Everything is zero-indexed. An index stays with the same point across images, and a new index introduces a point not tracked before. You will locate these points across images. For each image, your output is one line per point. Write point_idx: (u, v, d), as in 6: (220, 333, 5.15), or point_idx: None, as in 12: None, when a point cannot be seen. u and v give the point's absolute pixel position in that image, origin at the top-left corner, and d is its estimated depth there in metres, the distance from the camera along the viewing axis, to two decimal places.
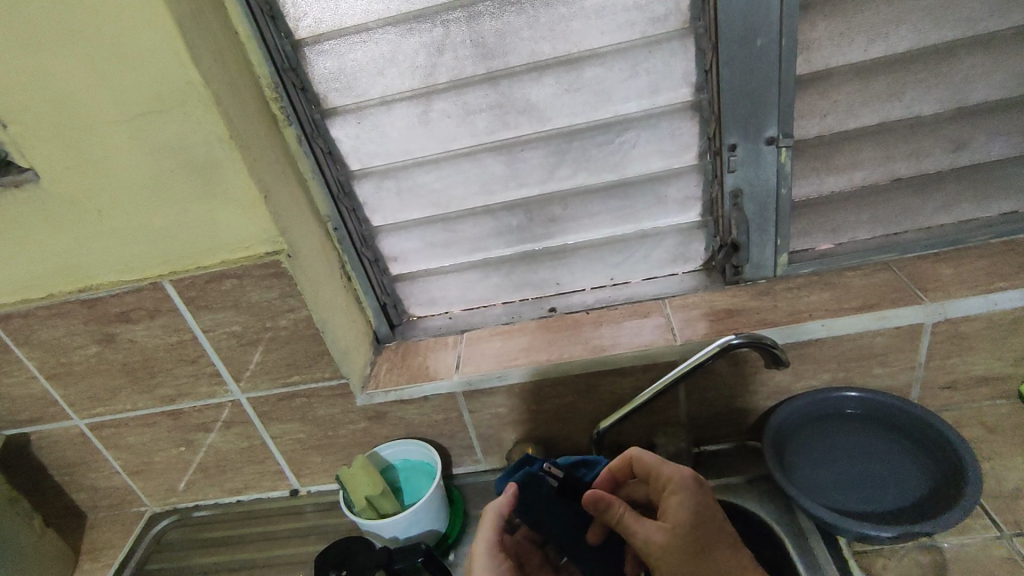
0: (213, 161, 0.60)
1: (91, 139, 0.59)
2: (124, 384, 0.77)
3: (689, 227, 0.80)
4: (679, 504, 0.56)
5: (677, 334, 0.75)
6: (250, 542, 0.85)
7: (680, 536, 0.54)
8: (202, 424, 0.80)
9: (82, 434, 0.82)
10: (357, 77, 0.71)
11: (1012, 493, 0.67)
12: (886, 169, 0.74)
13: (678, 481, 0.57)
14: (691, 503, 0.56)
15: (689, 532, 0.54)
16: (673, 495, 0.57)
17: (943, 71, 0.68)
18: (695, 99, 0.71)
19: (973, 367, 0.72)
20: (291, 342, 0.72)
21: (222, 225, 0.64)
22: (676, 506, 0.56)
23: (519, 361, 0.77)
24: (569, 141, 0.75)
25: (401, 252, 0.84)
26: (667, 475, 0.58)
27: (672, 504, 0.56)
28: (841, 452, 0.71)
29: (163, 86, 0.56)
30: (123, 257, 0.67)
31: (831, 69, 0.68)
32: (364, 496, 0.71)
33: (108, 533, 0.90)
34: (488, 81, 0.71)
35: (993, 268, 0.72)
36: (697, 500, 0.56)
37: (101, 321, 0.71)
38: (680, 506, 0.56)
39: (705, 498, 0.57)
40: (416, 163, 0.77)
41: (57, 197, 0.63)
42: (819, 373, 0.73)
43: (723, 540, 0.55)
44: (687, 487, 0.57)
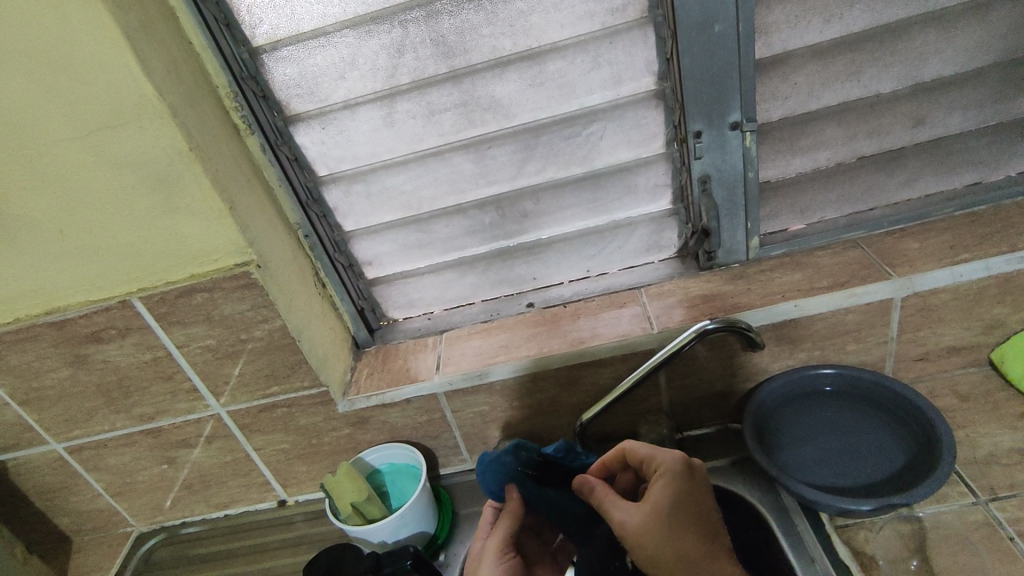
0: (174, 175, 0.60)
1: (46, 159, 0.58)
2: (101, 405, 0.76)
3: (661, 216, 0.81)
4: (660, 486, 0.54)
5: (653, 323, 0.75)
6: (240, 555, 0.85)
7: (654, 522, 0.53)
8: (183, 441, 0.80)
9: (61, 459, 0.81)
10: (318, 82, 0.70)
11: (986, 459, 0.68)
12: (850, 147, 0.75)
13: (662, 465, 0.56)
14: (670, 487, 0.54)
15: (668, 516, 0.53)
16: (658, 479, 0.55)
17: (900, 48, 0.69)
18: (658, 88, 0.72)
19: (944, 338, 0.74)
20: (267, 353, 0.72)
21: (188, 239, 0.63)
22: (656, 488, 0.54)
23: (499, 359, 0.77)
24: (536, 137, 0.75)
25: (375, 255, 0.83)
26: (657, 461, 0.57)
27: (656, 486, 0.55)
28: (819, 430, 0.72)
29: (115, 100, 0.55)
30: (90, 276, 0.66)
31: (790, 52, 0.69)
32: (350, 502, 0.70)
33: (96, 556, 0.89)
34: (451, 80, 0.71)
35: (958, 240, 0.73)
36: (682, 484, 0.54)
37: (71, 343, 0.70)
38: (660, 488, 0.54)
39: (689, 484, 0.55)
40: (384, 166, 0.76)
41: (16, 219, 0.61)
42: (795, 353, 0.74)
43: (702, 525, 0.53)
44: (671, 473, 0.55)
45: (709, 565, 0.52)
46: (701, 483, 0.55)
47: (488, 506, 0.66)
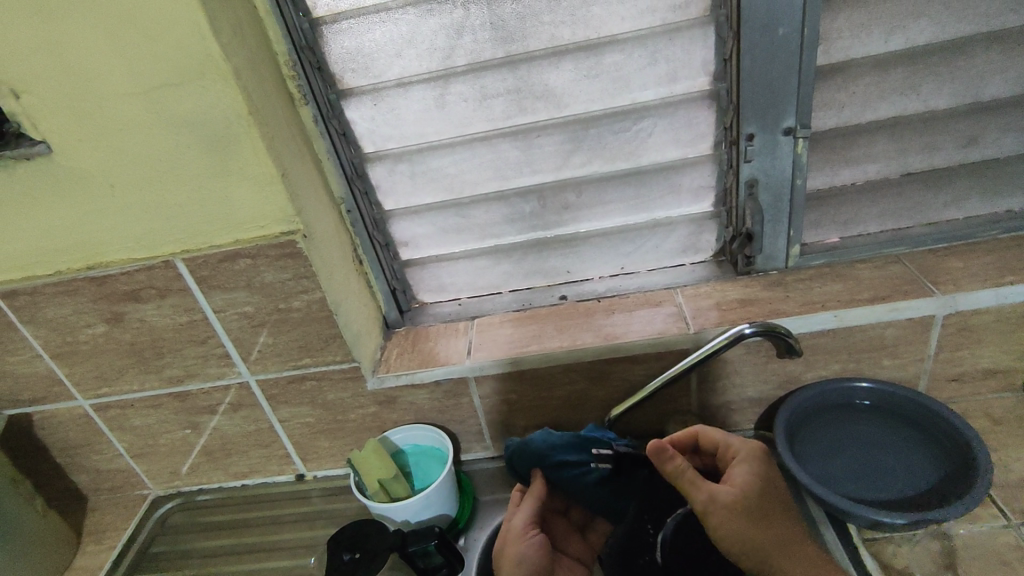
0: (231, 137, 0.60)
1: (107, 113, 0.58)
2: (131, 364, 0.76)
3: (702, 217, 0.81)
4: (745, 470, 0.61)
5: (689, 323, 0.75)
6: (255, 526, 0.85)
7: (745, 501, 0.58)
8: (209, 407, 0.80)
9: (86, 416, 0.81)
10: (374, 58, 0.70)
11: (1018, 483, 0.68)
12: (899, 162, 0.75)
13: (743, 450, 0.62)
14: (755, 472, 0.61)
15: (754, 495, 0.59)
16: (741, 464, 0.61)
17: (960, 65, 0.69)
18: (713, 88, 0.71)
19: (981, 359, 0.73)
20: (303, 324, 0.72)
21: (238, 203, 0.64)
22: (743, 471, 0.61)
23: (531, 348, 0.77)
24: (585, 128, 0.75)
25: (412, 236, 0.83)
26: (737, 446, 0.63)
27: (742, 468, 0.61)
28: (849, 443, 0.71)
29: (182, 58, 0.55)
30: (135, 234, 0.66)
31: (850, 60, 0.69)
32: (376, 479, 0.72)
33: (111, 516, 0.89)
34: (507, 65, 0.71)
35: (1003, 262, 0.73)
36: (763, 468, 0.61)
37: (110, 300, 0.70)
38: (746, 470, 0.61)
39: (769, 468, 0.62)
40: (430, 147, 0.76)
41: (69, 171, 0.62)
42: (829, 363, 0.74)
43: (782, 510, 0.59)
44: (754, 458, 0.61)
45: (788, 546, 0.57)
46: (776, 471, 0.62)
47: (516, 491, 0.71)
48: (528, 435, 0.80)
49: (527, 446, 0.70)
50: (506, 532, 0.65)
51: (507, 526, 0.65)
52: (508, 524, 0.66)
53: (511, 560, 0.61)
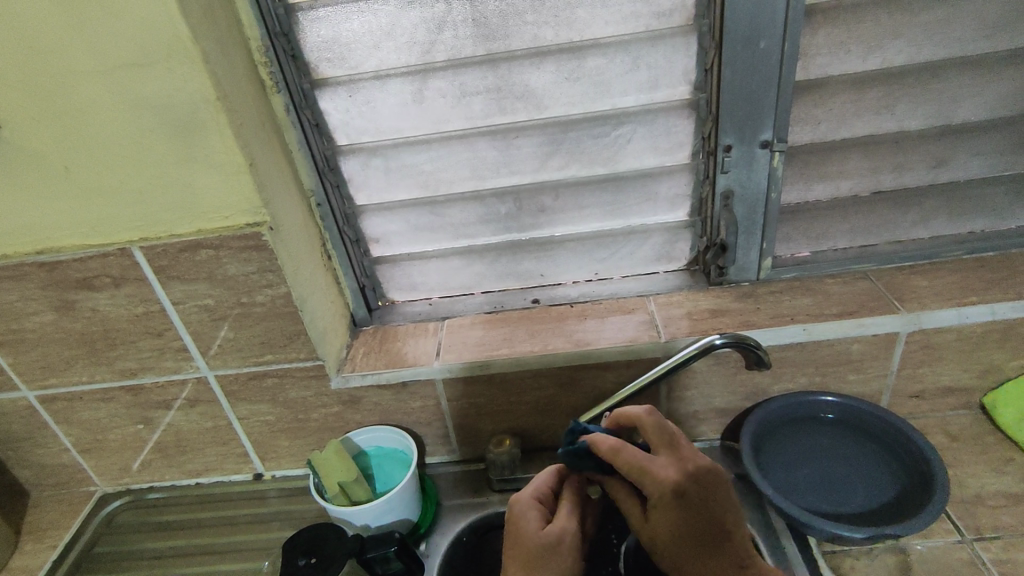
0: (197, 123, 0.57)
1: (64, 90, 0.55)
2: (81, 355, 0.72)
3: (676, 226, 0.81)
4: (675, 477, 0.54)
5: (660, 332, 0.75)
6: (209, 527, 0.82)
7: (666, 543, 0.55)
8: (163, 401, 0.76)
9: (31, 407, 0.77)
10: (351, 48, 0.68)
11: (973, 499, 0.69)
12: (871, 180, 0.76)
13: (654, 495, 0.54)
14: (669, 516, 0.54)
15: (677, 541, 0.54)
16: (656, 510, 0.54)
17: (932, 88, 0.70)
18: (693, 98, 0.71)
19: (941, 377, 0.75)
20: (267, 319, 0.69)
21: (202, 192, 0.61)
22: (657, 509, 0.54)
23: (501, 351, 0.76)
24: (564, 131, 0.74)
25: (384, 233, 0.81)
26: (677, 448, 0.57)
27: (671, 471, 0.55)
28: (812, 455, 0.72)
29: (146, 35, 0.53)
30: (89, 219, 0.62)
31: (828, 77, 0.69)
32: (337, 482, 0.70)
33: (54, 513, 0.85)
34: (488, 63, 0.69)
35: (965, 283, 0.74)
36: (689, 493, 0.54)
37: (60, 287, 0.67)
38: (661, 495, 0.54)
39: (696, 493, 0.54)
40: (407, 143, 0.74)
41: (20, 150, 0.58)
42: (796, 376, 0.75)
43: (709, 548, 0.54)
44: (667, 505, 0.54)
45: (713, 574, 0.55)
46: (713, 501, 0.54)
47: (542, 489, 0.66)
48: (494, 439, 0.79)
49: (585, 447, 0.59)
50: (555, 544, 0.59)
51: (560, 536, 0.59)
52: (560, 534, 0.60)
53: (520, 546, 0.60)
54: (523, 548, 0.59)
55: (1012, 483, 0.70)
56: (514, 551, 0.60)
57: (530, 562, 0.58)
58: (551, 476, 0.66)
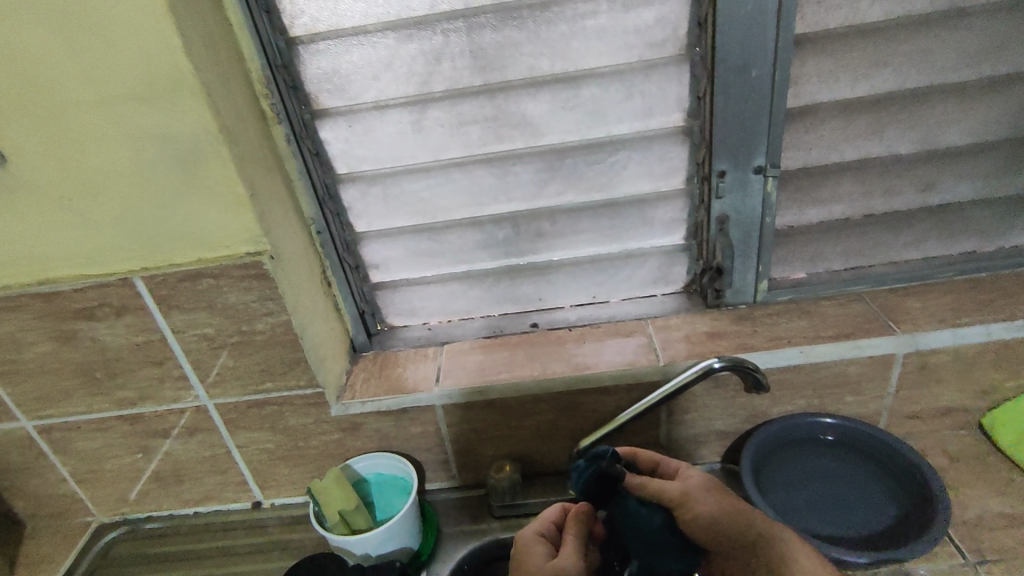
0: (199, 154, 0.58)
1: (70, 125, 0.56)
2: (80, 385, 0.72)
3: (673, 250, 0.81)
4: (695, 475, 0.63)
5: (658, 355, 0.75)
6: (207, 557, 0.81)
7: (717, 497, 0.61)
8: (162, 430, 0.76)
9: (29, 437, 0.77)
10: (351, 79, 0.69)
11: (974, 521, 0.69)
12: (863, 203, 0.77)
13: (690, 492, 0.60)
14: (710, 504, 0.59)
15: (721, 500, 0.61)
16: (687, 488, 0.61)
17: (920, 113, 0.72)
18: (686, 124, 0.73)
19: (938, 398, 0.75)
20: (266, 348, 0.70)
21: (203, 222, 0.62)
22: (697, 505, 0.59)
23: (501, 376, 0.76)
24: (561, 158, 0.75)
25: (382, 259, 0.82)
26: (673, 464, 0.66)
27: (693, 474, 0.63)
28: (812, 477, 0.72)
29: (151, 72, 0.54)
30: (91, 249, 0.63)
31: (818, 104, 0.71)
32: (337, 510, 0.69)
33: (50, 544, 0.84)
34: (485, 93, 0.71)
35: (959, 304, 0.75)
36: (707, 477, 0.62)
37: (60, 317, 0.67)
38: (692, 486, 0.61)
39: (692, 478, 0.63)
40: (405, 171, 0.75)
41: (23, 182, 0.59)
42: (795, 399, 0.75)
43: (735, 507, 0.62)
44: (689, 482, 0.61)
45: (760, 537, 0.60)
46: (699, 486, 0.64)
47: (546, 522, 0.64)
48: (494, 465, 0.79)
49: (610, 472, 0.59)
50: (557, 574, 0.57)
51: (564, 567, 0.57)
52: (562, 565, 0.57)
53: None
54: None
55: (1013, 505, 0.70)
56: None
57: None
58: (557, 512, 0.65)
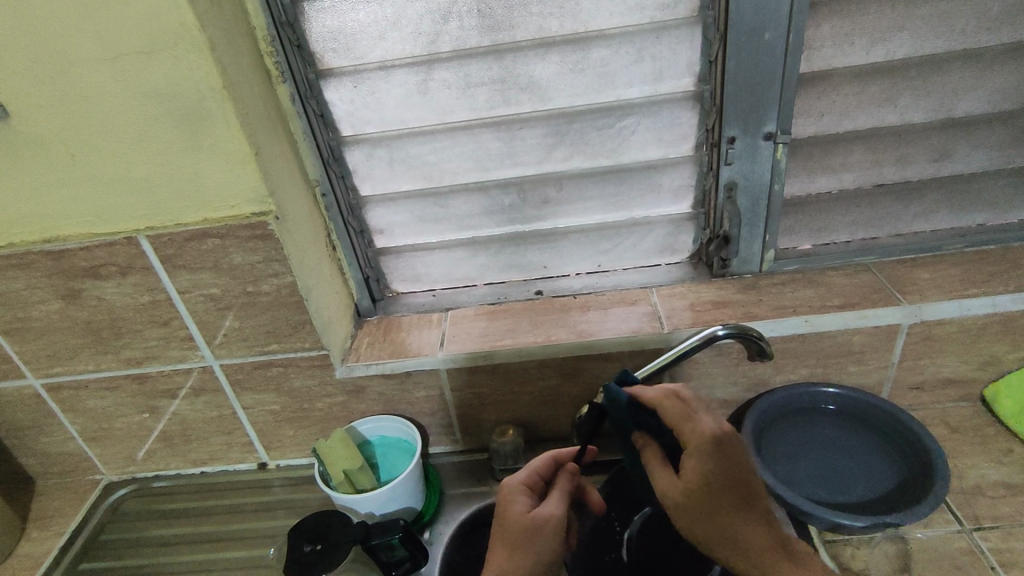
0: (203, 111, 0.57)
1: (74, 79, 0.55)
2: (88, 344, 0.73)
3: (679, 218, 0.81)
4: (696, 466, 0.51)
5: (662, 323, 0.75)
6: (214, 515, 0.83)
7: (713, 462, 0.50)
8: (169, 390, 0.77)
9: (37, 395, 0.78)
10: (356, 38, 0.68)
11: (972, 489, 0.70)
12: (874, 173, 0.77)
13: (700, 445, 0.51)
14: (707, 462, 0.50)
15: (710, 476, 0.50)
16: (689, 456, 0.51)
17: (934, 80, 0.70)
18: (697, 89, 0.71)
19: (941, 369, 0.76)
20: (272, 309, 0.70)
21: (208, 181, 0.61)
22: (692, 460, 0.51)
23: (505, 342, 0.76)
24: (569, 123, 0.74)
25: (388, 224, 0.81)
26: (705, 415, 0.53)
27: (686, 468, 0.51)
28: (813, 445, 0.73)
29: (155, 25, 0.53)
30: (97, 207, 0.63)
31: (832, 70, 0.69)
32: (342, 470, 0.70)
33: (60, 501, 0.86)
34: (493, 54, 0.69)
35: (967, 275, 0.75)
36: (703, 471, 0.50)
37: (66, 276, 0.67)
38: (676, 490, 0.52)
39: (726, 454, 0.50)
40: (411, 134, 0.74)
41: (27, 139, 0.59)
42: (798, 368, 0.75)
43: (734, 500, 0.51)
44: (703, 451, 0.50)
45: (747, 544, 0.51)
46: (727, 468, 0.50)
47: (536, 463, 0.66)
48: (498, 429, 0.80)
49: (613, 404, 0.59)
50: (539, 527, 0.59)
51: (547, 518, 0.60)
52: (546, 516, 0.60)
53: (505, 525, 0.60)
54: (507, 529, 0.60)
55: (1010, 474, 0.71)
56: (500, 532, 0.60)
57: (511, 540, 0.59)
58: (544, 460, 0.66)
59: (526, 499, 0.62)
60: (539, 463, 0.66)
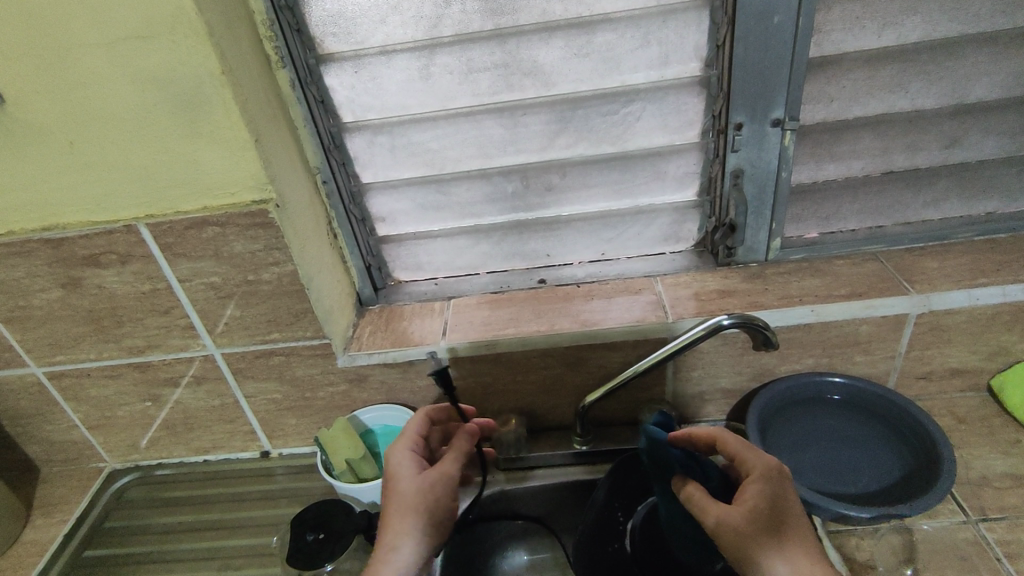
0: (202, 97, 0.56)
1: (70, 65, 0.54)
2: (89, 333, 0.72)
3: (685, 206, 0.80)
4: (758, 489, 0.54)
5: (667, 312, 0.74)
6: (217, 503, 0.83)
7: (773, 493, 0.54)
8: (171, 378, 0.77)
9: (39, 383, 0.78)
10: (357, 22, 0.67)
11: (979, 480, 0.69)
12: (883, 160, 0.75)
13: (762, 472, 0.55)
14: (768, 488, 0.54)
15: (772, 503, 0.53)
16: (754, 481, 0.55)
17: (947, 65, 0.69)
18: (704, 75, 0.70)
19: (949, 359, 0.75)
20: (274, 298, 0.69)
21: (207, 168, 0.60)
22: (755, 485, 0.54)
23: (508, 331, 0.75)
24: (572, 109, 0.73)
25: (389, 212, 0.81)
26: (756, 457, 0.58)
27: (750, 492, 0.54)
28: (818, 436, 0.73)
29: (152, 9, 0.52)
30: (96, 195, 0.62)
31: (842, 54, 0.68)
32: (344, 459, 0.70)
33: (64, 489, 0.86)
34: (495, 39, 0.68)
35: (976, 264, 0.74)
36: (765, 494, 0.54)
37: (66, 264, 0.67)
38: (739, 515, 0.52)
39: (783, 486, 0.55)
40: (413, 120, 0.73)
41: (25, 124, 0.58)
42: (804, 357, 0.75)
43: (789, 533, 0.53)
44: (767, 477, 0.55)
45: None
46: (785, 499, 0.54)
47: (413, 422, 0.64)
48: (501, 418, 0.79)
49: (656, 445, 0.59)
50: (432, 488, 0.59)
51: (436, 481, 0.60)
52: (438, 477, 0.60)
53: (395, 489, 0.59)
54: (399, 494, 0.59)
55: (1017, 465, 0.70)
56: (390, 497, 0.59)
57: (404, 505, 0.58)
58: (420, 423, 0.65)
59: (413, 461, 0.61)
60: (415, 422, 0.65)
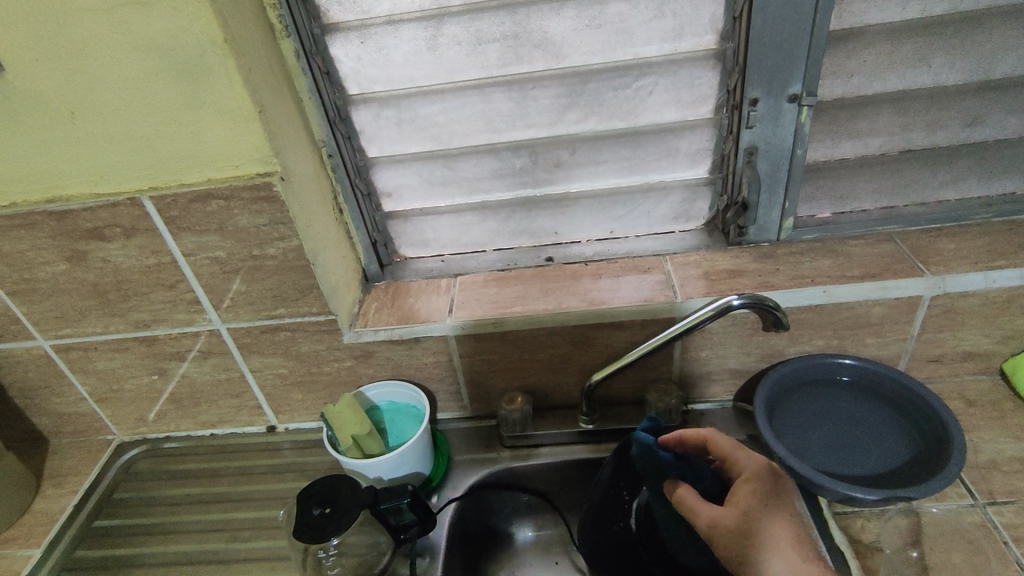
0: (204, 67, 0.55)
1: (69, 30, 0.53)
2: (94, 306, 0.72)
3: (696, 184, 0.78)
4: (750, 491, 0.55)
5: (675, 291, 0.74)
6: (224, 476, 0.83)
7: (766, 494, 0.55)
8: (177, 352, 0.77)
9: (46, 356, 0.78)
10: None
11: (987, 464, 0.69)
12: (901, 138, 0.73)
13: (753, 473, 0.56)
14: (758, 491, 0.55)
15: (763, 503, 0.54)
16: (745, 483, 0.55)
17: (971, 40, 0.67)
18: (719, 47, 0.68)
19: (961, 342, 0.74)
20: (279, 273, 0.69)
21: (210, 140, 0.59)
22: (746, 487, 0.55)
23: (515, 309, 0.75)
24: (584, 82, 0.71)
25: (396, 187, 0.79)
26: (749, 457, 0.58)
27: (742, 493, 0.54)
28: (825, 417, 0.72)
29: None
30: (98, 166, 0.61)
31: (863, 27, 0.66)
32: (351, 435, 0.70)
33: (73, 460, 0.87)
34: (505, 8, 0.66)
35: (993, 246, 0.72)
36: (756, 494, 0.54)
37: (70, 237, 0.66)
38: (731, 517, 0.53)
39: (776, 486, 0.56)
40: (420, 93, 0.72)
41: (25, 92, 0.57)
42: (814, 339, 0.74)
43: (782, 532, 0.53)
44: (760, 477, 0.56)
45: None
46: (778, 498, 0.55)
47: None
48: (506, 396, 0.79)
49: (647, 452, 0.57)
50: None
51: None
52: None
53: None
54: None
55: None
56: None
57: None
58: None
59: None
60: None
